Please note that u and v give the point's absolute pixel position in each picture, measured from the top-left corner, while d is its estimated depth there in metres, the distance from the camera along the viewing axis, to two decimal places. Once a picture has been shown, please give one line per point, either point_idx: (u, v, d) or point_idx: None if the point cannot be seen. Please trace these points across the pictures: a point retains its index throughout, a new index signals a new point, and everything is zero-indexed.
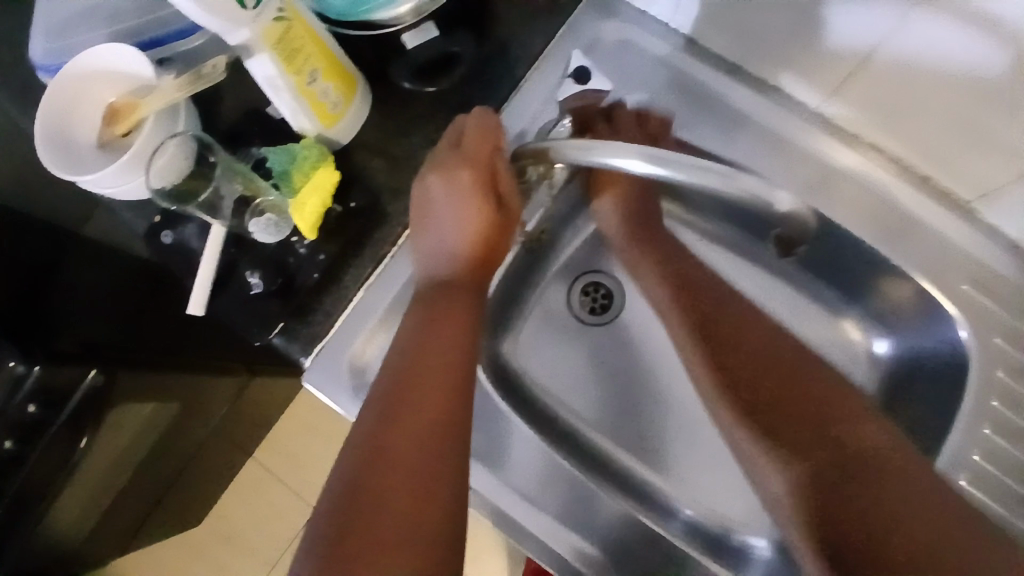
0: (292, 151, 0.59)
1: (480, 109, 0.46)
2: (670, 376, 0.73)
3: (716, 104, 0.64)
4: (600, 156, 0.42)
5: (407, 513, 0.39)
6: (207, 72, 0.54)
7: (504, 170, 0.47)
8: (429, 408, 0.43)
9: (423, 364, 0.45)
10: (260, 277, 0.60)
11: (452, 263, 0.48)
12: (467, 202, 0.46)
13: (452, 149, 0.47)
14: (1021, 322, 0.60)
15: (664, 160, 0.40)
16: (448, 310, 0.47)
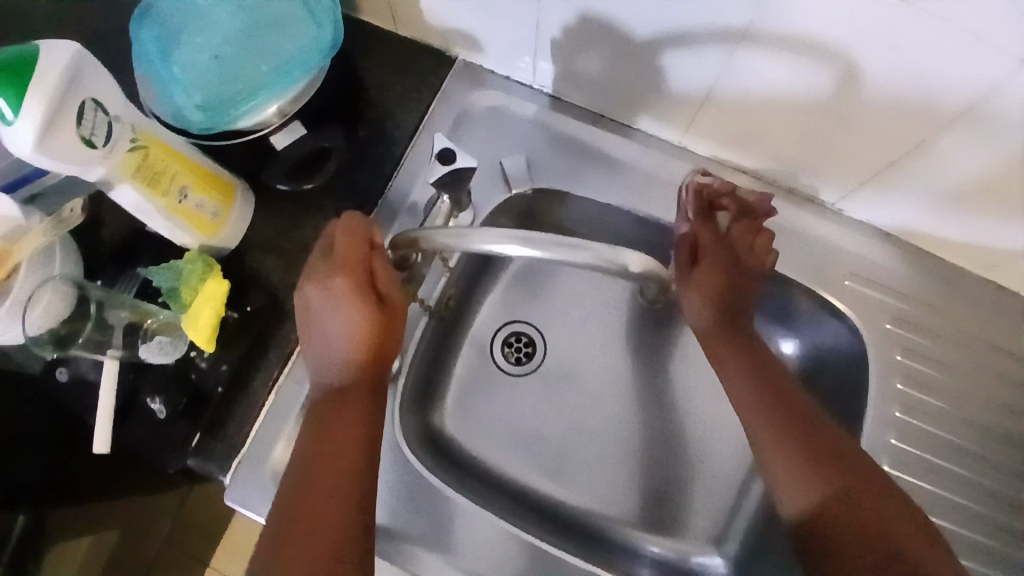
0: (176, 268, 0.58)
1: (347, 216, 0.48)
2: (617, 421, 0.73)
3: (590, 150, 0.67)
4: (473, 241, 0.43)
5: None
6: (65, 215, 0.58)
7: (381, 266, 0.48)
8: (334, 478, 0.45)
9: (328, 443, 0.46)
10: (162, 401, 0.59)
11: (344, 367, 0.49)
12: (345, 308, 0.47)
13: (325, 259, 0.48)
14: (906, 306, 0.64)
15: (533, 242, 0.41)
16: (344, 406, 0.48)
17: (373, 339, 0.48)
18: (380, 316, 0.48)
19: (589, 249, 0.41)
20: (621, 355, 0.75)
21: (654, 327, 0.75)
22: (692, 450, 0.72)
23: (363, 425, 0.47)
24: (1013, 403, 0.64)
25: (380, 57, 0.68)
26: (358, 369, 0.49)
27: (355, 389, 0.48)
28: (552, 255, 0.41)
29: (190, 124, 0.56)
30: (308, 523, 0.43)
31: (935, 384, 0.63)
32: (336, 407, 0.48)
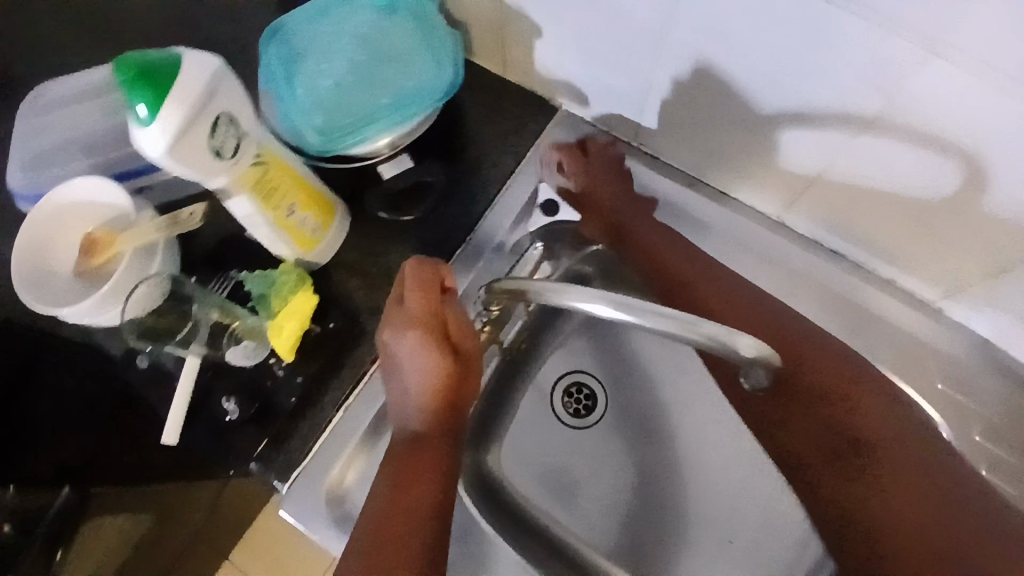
0: (270, 278, 0.61)
1: (415, 261, 0.48)
2: (665, 482, 0.72)
3: (682, 214, 0.68)
4: (569, 298, 0.42)
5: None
6: (184, 218, 0.60)
7: (454, 314, 0.48)
8: (426, 485, 0.43)
9: (392, 492, 0.44)
10: (235, 403, 0.60)
11: (422, 418, 0.46)
12: (422, 358, 0.45)
13: (397, 308, 0.47)
14: (1000, 419, 0.62)
15: (628, 307, 0.40)
16: (416, 460, 0.45)
17: (450, 391, 0.46)
18: (457, 366, 0.46)
19: (694, 323, 0.39)
20: (686, 420, 0.73)
21: (705, 388, 0.74)
22: (747, 532, 0.69)
23: (439, 462, 0.45)
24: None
25: (483, 95, 0.69)
26: (431, 421, 0.46)
27: (430, 438, 0.45)
28: (652, 323, 0.39)
29: (306, 144, 0.59)
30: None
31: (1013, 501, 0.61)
32: (407, 460, 0.45)
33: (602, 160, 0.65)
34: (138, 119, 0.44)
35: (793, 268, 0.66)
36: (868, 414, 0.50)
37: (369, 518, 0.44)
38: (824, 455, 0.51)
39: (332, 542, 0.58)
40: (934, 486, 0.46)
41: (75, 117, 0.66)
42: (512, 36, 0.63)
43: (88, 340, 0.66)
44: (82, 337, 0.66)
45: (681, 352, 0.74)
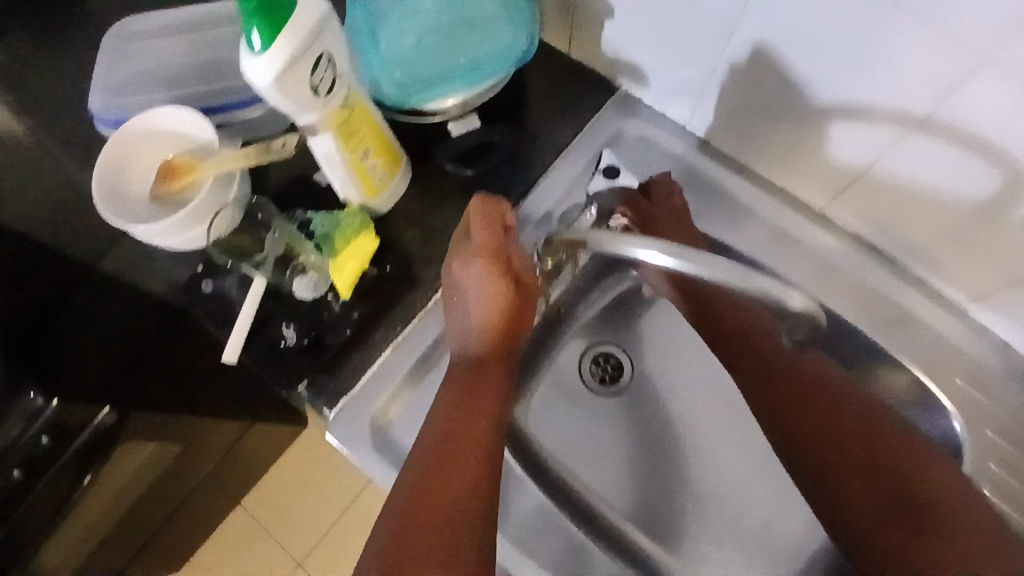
0: (336, 218, 0.64)
1: (481, 197, 0.51)
2: (683, 451, 0.77)
3: (727, 199, 0.71)
4: (627, 246, 0.46)
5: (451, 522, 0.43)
6: (276, 149, 0.63)
7: (514, 250, 0.51)
8: (475, 432, 0.48)
9: (447, 434, 0.47)
10: (294, 329, 0.64)
11: (480, 340, 0.51)
12: (485, 287, 0.50)
13: (464, 241, 0.51)
14: (1015, 422, 0.65)
15: (682, 255, 0.44)
16: (477, 380, 0.50)
17: (507, 318, 0.51)
18: (515, 296, 0.51)
19: (743, 274, 0.43)
20: (705, 396, 0.78)
21: (727, 367, 0.78)
22: (756, 505, 0.73)
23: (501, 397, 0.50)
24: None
25: (547, 69, 0.72)
26: (490, 342, 0.52)
27: (488, 359, 0.51)
28: (705, 271, 0.43)
29: (384, 96, 0.63)
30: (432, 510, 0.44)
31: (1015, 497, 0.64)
32: (471, 381, 0.50)
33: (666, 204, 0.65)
34: (252, 49, 0.48)
35: (829, 260, 0.69)
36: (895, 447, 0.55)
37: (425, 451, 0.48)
38: (837, 459, 0.56)
39: (375, 463, 0.63)
40: (933, 483, 0.53)
41: (164, 50, 0.70)
42: (585, 14, 0.66)
43: (136, 272, 0.72)
44: (129, 269, 0.72)
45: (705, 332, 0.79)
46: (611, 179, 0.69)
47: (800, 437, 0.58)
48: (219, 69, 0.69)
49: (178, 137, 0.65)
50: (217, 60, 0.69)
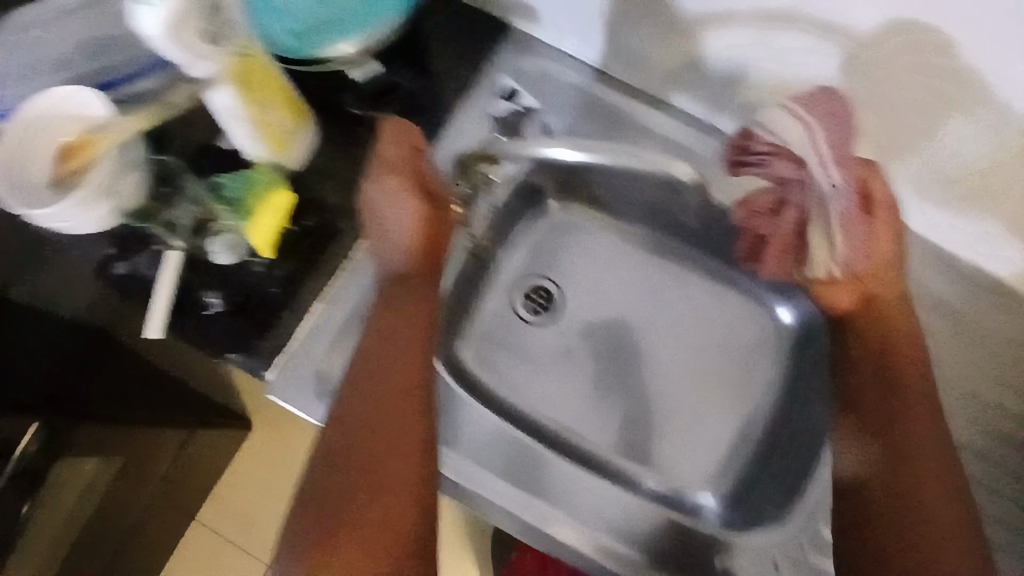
0: (245, 178, 0.63)
1: (392, 120, 0.55)
2: (625, 369, 0.78)
3: (627, 121, 0.75)
4: (537, 147, 0.56)
5: (379, 450, 0.48)
6: (172, 102, 0.63)
7: (428, 170, 0.55)
8: (400, 367, 0.51)
9: (376, 379, 0.50)
10: (218, 297, 0.63)
11: (405, 258, 0.53)
12: (399, 201, 0.52)
13: (377, 161, 0.54)
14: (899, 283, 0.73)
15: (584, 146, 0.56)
16: (404, 294, 0.52)
17: (428, 233, 0.53)
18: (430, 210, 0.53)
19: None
20: (638, 309, 0.81)
21: (652, 282, 0.82)
22: (693, 403, 0.77)
23: (424, 322, 0.52)
24: (993, 373, 0.70)
25: (440, 13, 0.74)
26: (414, 260, 0.53)
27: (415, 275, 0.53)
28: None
29: (279, 47, 0.63)
30: (370, 459, 0.48)
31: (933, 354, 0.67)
32: (395, 296, 0.52)
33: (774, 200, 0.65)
34: None
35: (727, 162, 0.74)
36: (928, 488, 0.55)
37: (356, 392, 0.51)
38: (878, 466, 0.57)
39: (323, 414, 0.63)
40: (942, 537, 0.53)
41: (45, 33, 0.68)
42: None
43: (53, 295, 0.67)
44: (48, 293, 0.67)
45: (629, 252, 0.83)
46: (512, 102, 0.73)
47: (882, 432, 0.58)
48: (108, 46, 0.68)
49: (71, 118, 0.60)
50: (105, 39, 0.68)
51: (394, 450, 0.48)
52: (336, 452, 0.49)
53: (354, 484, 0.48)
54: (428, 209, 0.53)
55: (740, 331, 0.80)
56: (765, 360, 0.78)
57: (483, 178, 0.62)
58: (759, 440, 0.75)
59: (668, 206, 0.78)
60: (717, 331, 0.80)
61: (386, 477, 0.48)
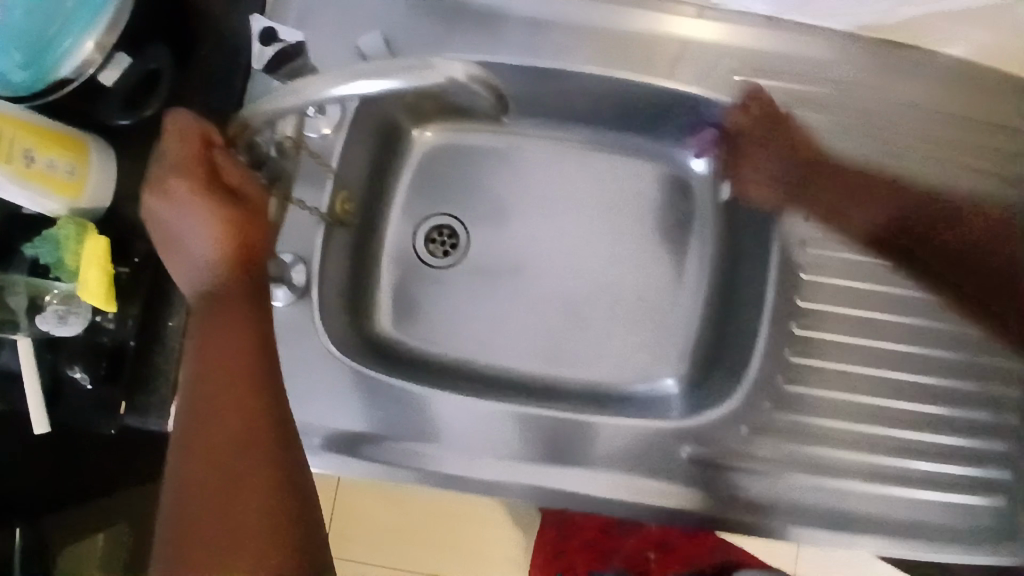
0: (53, 238, 0.56)
1: (170, 113, 0.46)
2: (562, 279, 0.73)
3: (458, 10, 0.63)
4: (305, 92, 0.42)
5: (224, 492, 0.42)
6: None
7: (225, 163, 0.48)
8: (228, 394, 0.44)
9: (200, 413, 0.44)
10: (83, 369, 0.58)
11: (212, 270, 0.47)
12: (197, 209, 0.46)
13: (160, 161, 0.46)
14: (804, 86, 0.64)
15: (365, 73, 0.42)
16: (213, 307, 0.47)
17: (238, 236, 0.47)
18: (236, 208, 0.47)
19: (433, 69, 0.43)
20: (544, 211, 0.74)
21: (558, 175, 0.75)
22: (629, 285, 0.73)
23: (249, 338, 0.46)
24: (917, 154, 0.64)
25: None
26: (224, 269, 0.47)
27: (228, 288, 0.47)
28: (403, 83, 0.42)
29: (15, 85, 0.52)
30: (208, 507, 0.42)
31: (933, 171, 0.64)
32: (205, 313, 0.47)
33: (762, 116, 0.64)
34: None
35: (584, 21, 0.64)
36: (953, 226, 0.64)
37: (187, 427, 0.44)
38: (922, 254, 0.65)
39: None
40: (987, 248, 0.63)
41: None
42: None
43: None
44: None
45: (533, 155, 0.75)
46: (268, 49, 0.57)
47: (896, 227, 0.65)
48: None
49: None
50: None
51: (241, 491, 0.42)
52: (179, 518, 0.42)
53: (200, 542, 0.41)
54: (229, 211, 0.47)
55: (657, 197, 0.74)
56: (687, 221, 0.74)
57: (278, 146, 0.53)
58: (704, 301, 0.72)
59: (545, 87, 0.68)
60: (627, 201, 0.74)
61: (235, 527, 0.41)
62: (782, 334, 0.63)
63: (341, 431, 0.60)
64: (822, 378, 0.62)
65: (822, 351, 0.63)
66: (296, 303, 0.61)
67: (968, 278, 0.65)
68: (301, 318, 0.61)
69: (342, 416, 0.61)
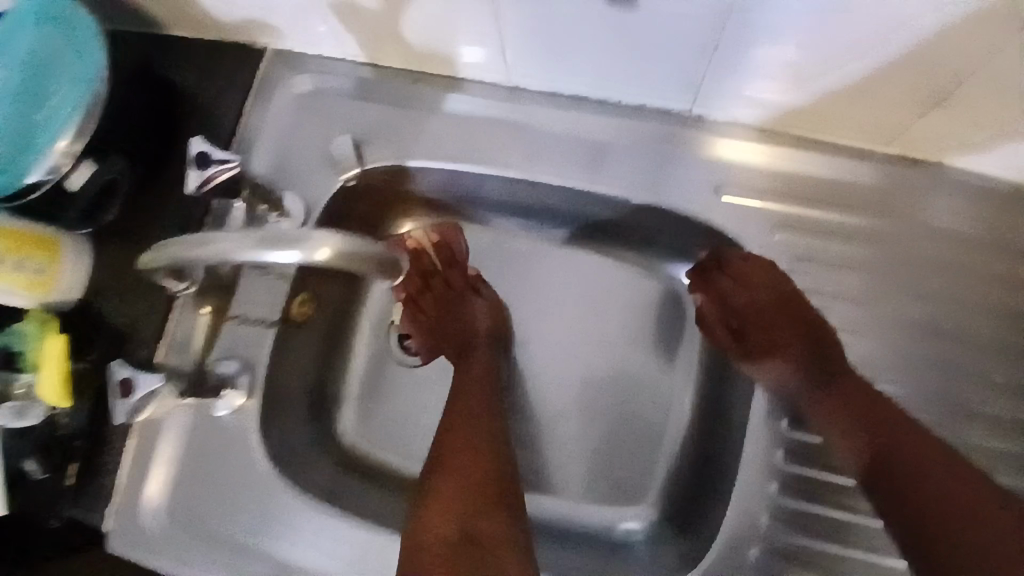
0: (21, 331, 0.57)
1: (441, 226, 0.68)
2: (538, 390, 0.67)
3: (424, 113, 0.61)
4: (204, 246, 0.40)
5: (472, 504, 0.52)
6: None
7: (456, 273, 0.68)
8: (472, 430, 0.57)
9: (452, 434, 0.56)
10: (35, 464, 0.57)
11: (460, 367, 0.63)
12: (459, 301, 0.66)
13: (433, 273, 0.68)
14: (806, 211, 0.56)
15: (258, 242, 0.39)
16: (457, 442, 0.55)
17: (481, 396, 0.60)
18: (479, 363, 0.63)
19: (304, 243, 0.39)
20: (526, 311, 0.69)
21: (542, 276, 0.69)
22: (610, 405, 0.66)
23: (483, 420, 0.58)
24: (935, 290, 0.55)
25: (178, 66, 0.64)
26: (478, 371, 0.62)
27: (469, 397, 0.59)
28: (304, 259, 0.39)
29: None
30: (440, 515, 0.51)
31: (921, 462, 0.49)
32: (455, 410, 0.58)
33: (743, 278, 0.58)
34: None
35: (557, 125, 0.59)
36: (906, 473, 0.49)
37: (442, 458, 0.55)
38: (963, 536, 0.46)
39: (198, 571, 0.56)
40: (952, 532, 0.46)
41: None
42: None
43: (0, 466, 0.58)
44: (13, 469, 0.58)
45: (523, 254, 0.70)
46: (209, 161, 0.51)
47: (918, 506, 0.48)
48: None
49: None
50: None
51: (434, 545, 0.50)
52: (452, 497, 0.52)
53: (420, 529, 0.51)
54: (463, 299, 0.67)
55: (647, 309, 0.68)
56: (677, 336, 0.67)
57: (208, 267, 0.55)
58: (690, 434, 0.64)
59: (519, 191, 0.63)
60: (619, 313, 0.68)
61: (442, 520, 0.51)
62: (768, 498, 0.53)
63: (288, 562, 0.56)
64: (814, 555, 0.53)
65: (816, 521, 0.53)
66: (238, 412, 0.58)
67: (900, 489, 0.49)
68: (240, 427, 0.58)
69: (297, 547, 0.56)
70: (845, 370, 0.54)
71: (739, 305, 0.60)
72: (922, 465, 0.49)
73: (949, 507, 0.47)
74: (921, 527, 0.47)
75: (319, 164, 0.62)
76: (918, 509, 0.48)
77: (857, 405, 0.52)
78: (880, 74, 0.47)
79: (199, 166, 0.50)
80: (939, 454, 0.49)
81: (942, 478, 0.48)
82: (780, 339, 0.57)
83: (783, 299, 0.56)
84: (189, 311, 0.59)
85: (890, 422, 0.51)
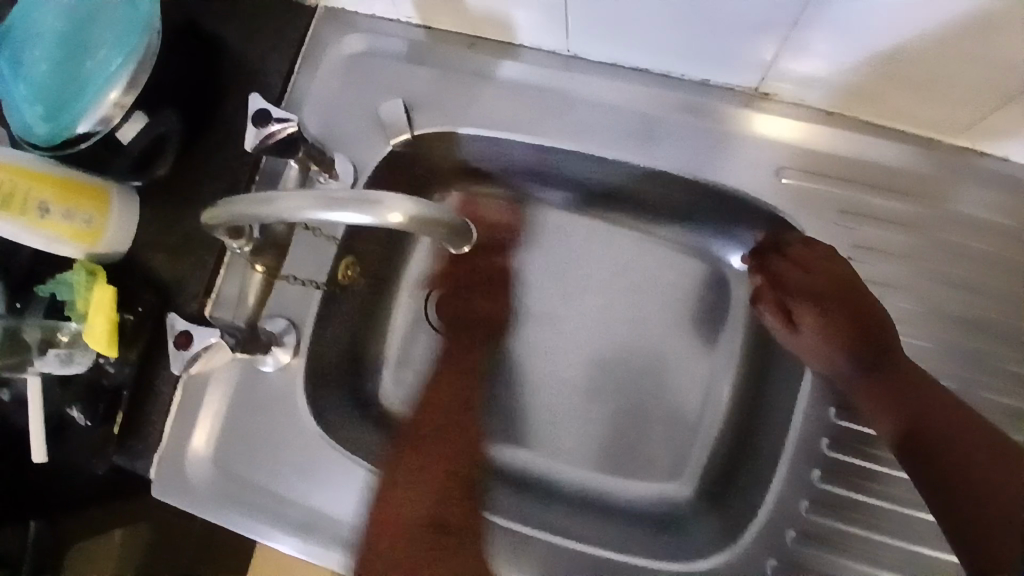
0: (67, 280, 0.56)
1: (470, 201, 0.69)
2: (575, 364, 0.67)
3: (478, 79, 0.60)
4: (274, 204, 0.40)
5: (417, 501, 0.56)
6: None
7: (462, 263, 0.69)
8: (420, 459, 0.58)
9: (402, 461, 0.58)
10: (80, 411, 0.56)
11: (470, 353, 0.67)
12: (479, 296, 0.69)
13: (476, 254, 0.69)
14: (864, 196, 0.55)
15: (330, 203, 0.39)
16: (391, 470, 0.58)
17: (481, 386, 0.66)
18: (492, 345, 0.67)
19: (379, 204, 0.39)
20: (567, 283, 0.69)
21: (585, 252, 0.69)
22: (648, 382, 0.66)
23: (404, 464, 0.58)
24: (986, 286, 0.55)
25: (229, 18, 0.62)
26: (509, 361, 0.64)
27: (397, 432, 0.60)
28: (377, 222, 0.39)
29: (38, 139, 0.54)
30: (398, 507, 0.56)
31: (960, 430, 0.49)
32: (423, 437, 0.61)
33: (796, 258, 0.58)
34: None
35: (613, 98, 0.58)
36: (944, 441, 0.49)
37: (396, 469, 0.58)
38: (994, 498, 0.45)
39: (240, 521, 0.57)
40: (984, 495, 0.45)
41: None
42: None
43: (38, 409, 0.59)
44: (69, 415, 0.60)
45: (566, 228, 0.69)
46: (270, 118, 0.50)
47: (954, 472, 0.47)
48: None
49: None
50: None
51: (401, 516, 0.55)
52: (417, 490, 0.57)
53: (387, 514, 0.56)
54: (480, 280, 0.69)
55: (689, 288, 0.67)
56: (718, 316, 0.67)
57: (262, 226, 0.54)
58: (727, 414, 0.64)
59: (568, 163, 0.62)
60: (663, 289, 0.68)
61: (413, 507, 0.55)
62: (808, 482, 0.54)
63: (327, 517, 0.57)
64: (849, 541, 0.53)
65: (855, 508, 0.53)
66: (284, 370, 0.59)
67: (938, 456, 0.48)
68: (285, 385, 0.59)
69: (335, 506, 0.57)
70: (894, 354, 0.54)
71: (790, 283, 0.59)
72: (960, 435, 0.48)
73: (981, 470, 0.46)
74: (954, 491, 0.47)
75: (369, 127, 0.61)
76: (954, 472, 0.47)
77: (905, 386, 0.52)
78: (961, 61, 0.46)
79: (258, 123, 0.50)
80: (979, 425, 0.49)
81: (980, 444, 0.48)
82: (829, 319, 0.56)
83: (839, 282, 0.55)
84: (240, 266, 0.60)
85: (935, 399, 0.51)
